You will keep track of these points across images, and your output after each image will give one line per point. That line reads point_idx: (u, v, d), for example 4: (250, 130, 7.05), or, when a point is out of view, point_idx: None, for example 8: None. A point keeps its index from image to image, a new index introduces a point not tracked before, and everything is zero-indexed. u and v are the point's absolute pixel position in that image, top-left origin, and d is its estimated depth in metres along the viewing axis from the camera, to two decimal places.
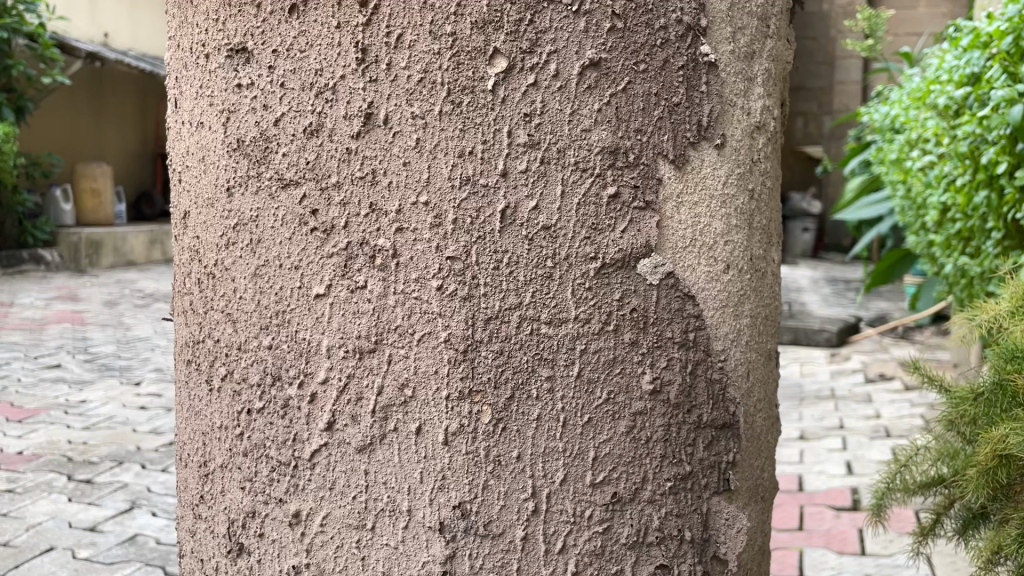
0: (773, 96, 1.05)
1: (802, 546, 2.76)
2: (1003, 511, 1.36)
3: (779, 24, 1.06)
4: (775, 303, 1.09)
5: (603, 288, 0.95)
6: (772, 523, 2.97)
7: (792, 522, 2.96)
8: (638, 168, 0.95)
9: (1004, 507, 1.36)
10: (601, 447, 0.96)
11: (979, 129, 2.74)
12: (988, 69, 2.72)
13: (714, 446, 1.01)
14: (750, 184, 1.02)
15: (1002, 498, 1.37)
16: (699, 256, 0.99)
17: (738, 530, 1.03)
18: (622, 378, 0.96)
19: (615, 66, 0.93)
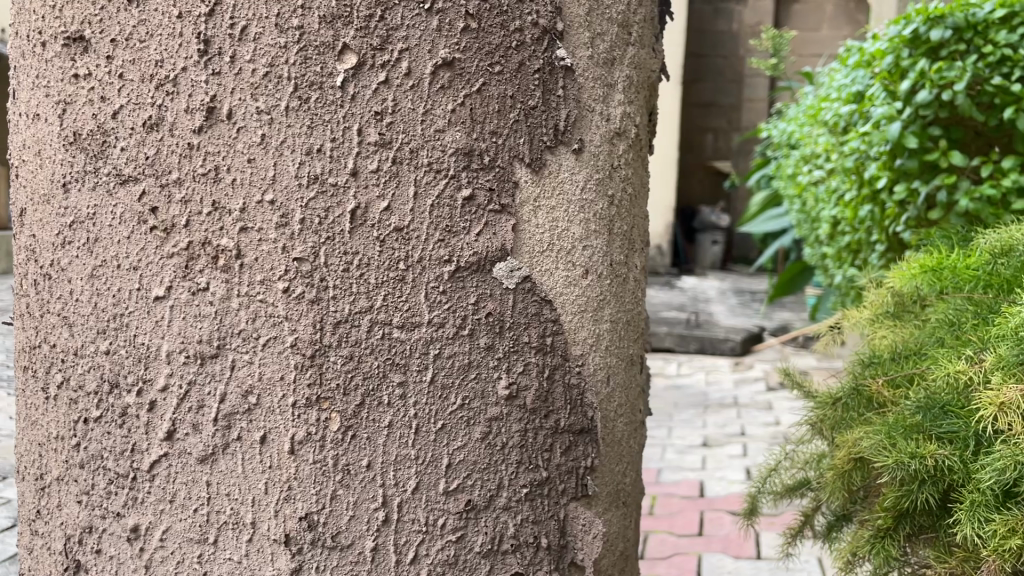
0: (634, 104, 1.07)
1: (700, 551, 2.80)
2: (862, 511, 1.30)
3: (640, 32, 1.07)
4: (636, 308, 1.10)
5: (458, 292, 0.92)
6: (672, 529, 3.01)
7: (693, 528, 3.01)
8: (493, 170, 0.93)
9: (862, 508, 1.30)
10: (455, 454, 0.94)
11: (863, 145, 2.85)
12: (870, 87, 2.82)
13: (571, 452, 1.00)
14: (609, 190, 1.03)
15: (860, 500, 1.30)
16: (556, 260, 0.98)
17: (595, 536, 1.03)
18: (477, 383, 0.94)
19: (469, 66, 0.91)
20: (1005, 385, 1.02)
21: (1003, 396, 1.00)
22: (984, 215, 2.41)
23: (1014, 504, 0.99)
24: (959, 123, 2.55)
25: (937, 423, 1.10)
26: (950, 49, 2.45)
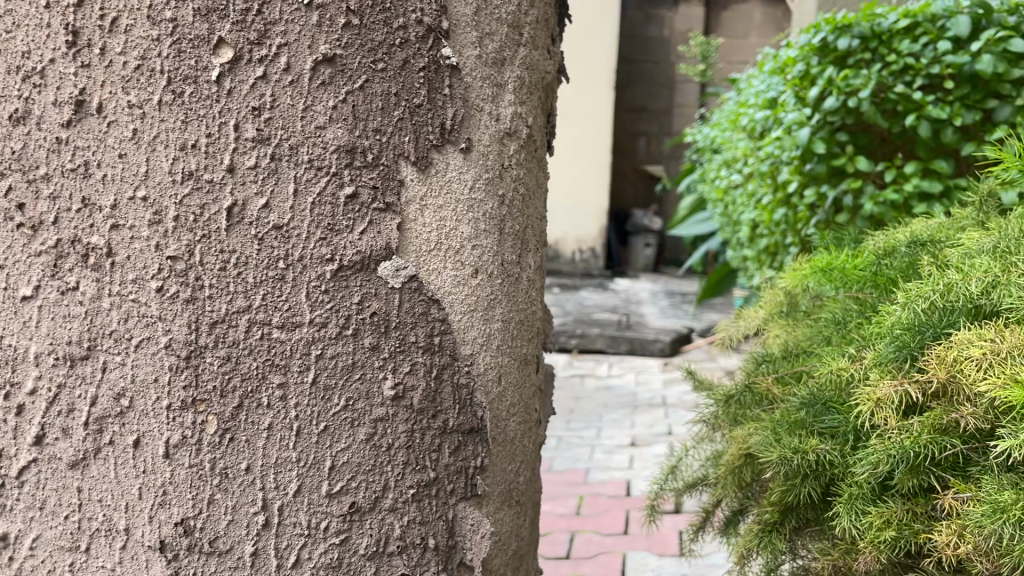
0: (527, 105, 1.07)
1: (625, 550, 2.82)
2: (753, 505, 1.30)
3: (532, 33, 1.07)
4: (530, 308, 1.11)
5: (341, 291, 0.91)
6: (599, 529, 3.03)
7: (619, 527, 3.04)
8: (377, 168, 0.92)
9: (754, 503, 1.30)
10: (339, 456, 0.92)
11: (777, 149, 2.92)
12: (782, 93, 2.90)
13: (460, 452, 1.00)
14: (499, 190, 1.03)
15: (752, 495, 1.30)
16: (444, 259, 0.98)
17: (483, 536, 1.03)
18: (361, 384, 0.93)
19: (351, 63, 0.90)
20: (882, 381, 1.04)
21: (879, 392, 1.02)
22: (888, 219, 2.49)
23: (891, 496, 1.02)
24: (865, 129, 2.63)
25: (819, 419, 1.12)
26: (857, 57, 2.53)
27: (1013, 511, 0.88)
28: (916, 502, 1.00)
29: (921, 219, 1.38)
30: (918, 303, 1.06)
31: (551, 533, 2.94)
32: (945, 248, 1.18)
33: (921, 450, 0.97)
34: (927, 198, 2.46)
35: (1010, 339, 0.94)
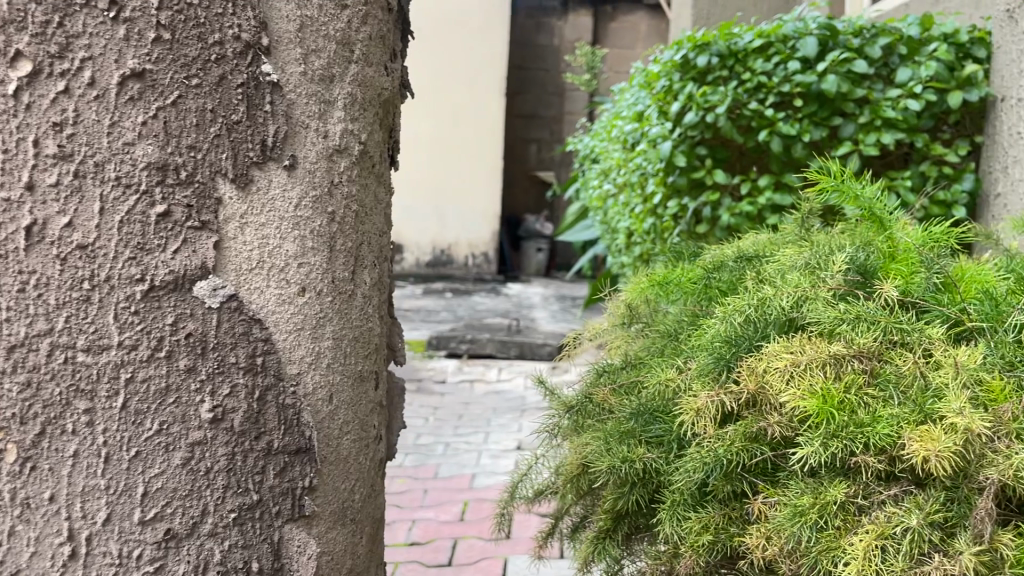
0: (359, 121, 1.06)
1: (505, 555, 2.84)
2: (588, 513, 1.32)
3: (365, 50, 1.07)
4: (366, 325, 1.10)
5: (153, 312, 0.89)
6: (481, 532, 3.04)
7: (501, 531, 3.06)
8: (192, 186, 0.90)
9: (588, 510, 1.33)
10: (152, 482, 0.90)
11: (645, 161, 3.02)
12: (648, 106, 3.00)
13: (286, 473, 0.99)
14: (329, 207, 1.01)
15: (586, 504, 1.32)
16: (267, 278, 0.96)
17: (310, 556, 1.03)
18: (176, 408, 0.90)
19: (162, 78, 0.88)
20: (701, 391, 1.09)
21: (698, 401, 1.07)
22: (743, 229, 2.61)
23: (708, 502, 1.07)
24: (723, 143, 2.75)
25: (647, 427, 1.17)
26: (715, 74, 2.65)
27: (810, 514, 0.93)
28: (731, 506, 1.05)
29: (751, 235, 1.45)
30: (734, 317, 1.13)
31: (434, 540, 2.93)
32: (765, 264, 1.25)
33: (733, 457, 1.01)
34: (779, 210, 2.59)
35: (809, 351, 1.00)
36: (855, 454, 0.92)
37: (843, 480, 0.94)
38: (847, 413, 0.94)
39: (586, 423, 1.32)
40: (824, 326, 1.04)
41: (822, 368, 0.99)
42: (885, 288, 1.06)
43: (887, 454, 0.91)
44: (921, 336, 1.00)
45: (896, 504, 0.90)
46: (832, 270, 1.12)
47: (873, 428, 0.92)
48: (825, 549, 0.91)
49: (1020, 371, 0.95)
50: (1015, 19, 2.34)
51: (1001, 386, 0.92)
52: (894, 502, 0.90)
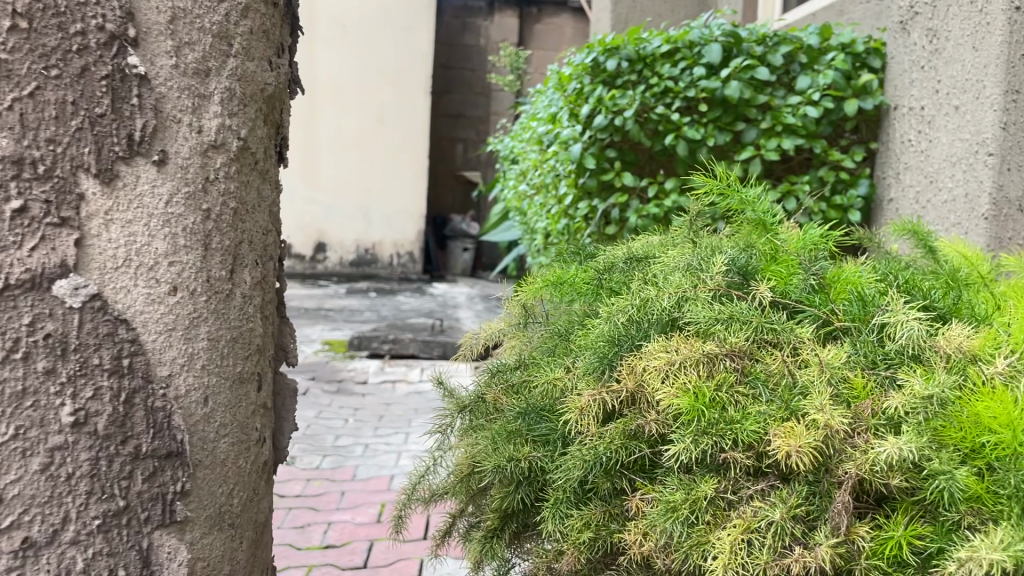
0: (239, 116, 1.03)
1: (422, 555, 2.82)
2: (477, 516, 1.31)
3: (246, 44, 1.04)
4: (247, 325, 1.07)
5: (8, 312, 0.85)
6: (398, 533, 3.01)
7: (419, 531, 3.04)
8: (50, 181, 0.88)
9: (477, 514, 1.31)
10: (8, 489, 0.86)
11: (559, 162, 3.04)
12: (561, 108, 3.02)
13: (156, 478, 0.96)
14: (204, 204, 0.99)
15: (477, 507, 1.30)
16: (134, 277, 0.93)
17: (180, 563, 0.99)
18: (34, 412, 0.87)
19: (18, 69, 0.85)
20: (585, 390, 1.10)
21: (581, 400, 1.08)
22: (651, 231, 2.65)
23: (590, 499, 1.07)
24: (633, 147, 2.79)
25: (533, 426, 1.17)
26: (625, 78, 2.69)
27: (682, 509, 0.94)
28: (612, 503, 1.06)
29: (643, 237, 1.47)
30: (618, 317, 1.15)
31: (351, 541, 2.89)
32: (651, 265, 1.28)
33: (612, 454, 1.02)
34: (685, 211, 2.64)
35: (684, 350, 1.02)
36: (724, 450, 0.94)
37: (713, 476, 0.96)
38: (718, 410, 0.96)
39: (479, 424, 1.31)
40: (700, 325, 1.06)
41: (696, 366, 1.01)
42: (760, 289, 1.09)
43: (754, 450, 0.94)
44: (790, 335, 1.04)
45: (762, 498, 0.92)
46: (713, 270, 1.15)
47: (741, 424, 0.95)
48: (696, 543, 0.92)
49: (880, 368, 0.98)
50: (907, 30, 2.48)
51: (863, 382, 0.95)
52: (761, 496, 0.93)
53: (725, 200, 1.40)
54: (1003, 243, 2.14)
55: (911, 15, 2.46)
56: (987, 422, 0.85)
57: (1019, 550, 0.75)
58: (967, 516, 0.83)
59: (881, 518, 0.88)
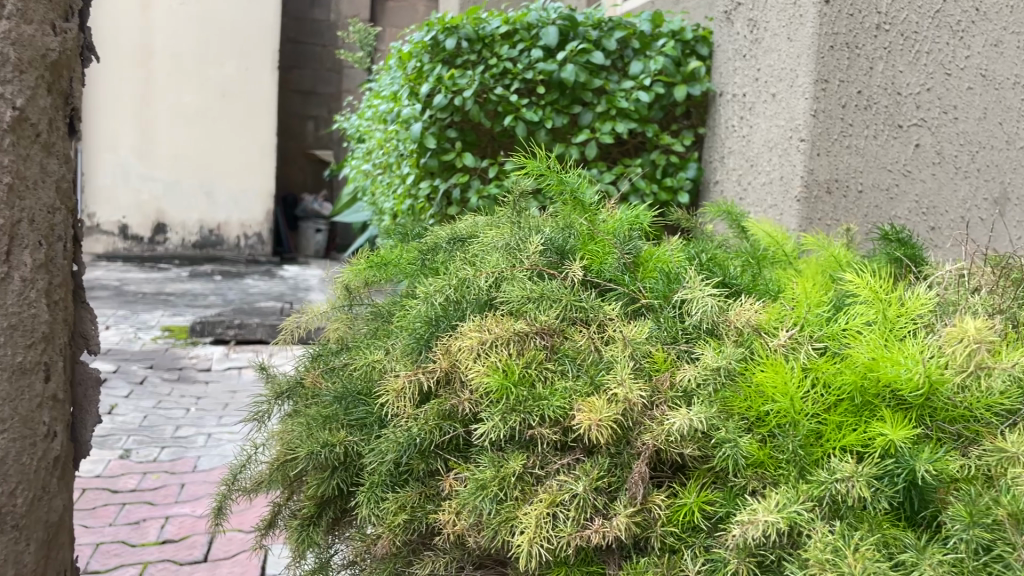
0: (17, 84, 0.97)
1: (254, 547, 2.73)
2: (292, 506, 1.26)
3: (23, 6, 0.97)
4: (32, 312, 1.00)
5: None
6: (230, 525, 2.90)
7: (251, 523, 2.94)
8: None
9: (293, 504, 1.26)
10: None
11: (399, 141, 2.98)
12: (400, 86, 2.95)
13: None
14: None
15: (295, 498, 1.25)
16: None
17: None
18: None
19: None
20: (401, 373, 1.07)
21: (398, 382, 1.05)
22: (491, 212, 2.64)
23: (405, 482, 1.05)
24: (473, 128, 2.76)
25: (350, 411, 1.14)
26: (464, 57, 2.67)
27: (491, 487, 0.94)
28: (428, 486, 1.04)
29: (469, 218, 1.45)
30: (435, 298, 1.13)
31: (190, 535, 2.76)
32: (471, 245, 1.27)
33: (426, 435, 1.01)
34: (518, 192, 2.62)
35: (495, 328, 1.02)
36: (532, 427, 0.95)
37: (522, 452, 0.96)
38: (526, 387, 0.97)
39: (296, 411, 1.25)
40: (513, 304, 1.07)
41: (507, 345, 1.01)
42: (573, 269, 1.11)
43: (561, 426, 0.95)
44: (598, 312, 1.06)
45: (568, 472, 0.94)
46: (529, 251, 1.16)
47: (548, 401, 0.96)
48: (505, 519, 0.92)
49: (680, 343, 1.02)
50: (731, 20, 2.60)
51: (664, 356, 0.99)
52: (566, 470, 0.94)
53: (546, 180, 1.41)
54: (812, 223, 2.28)
55: (734, 6, 2.58)
56: (769, 391, 0.90)
57: (791, 511, 0.80)
58: (751, 480, 0.87)
59: (677, 486, 0.92)
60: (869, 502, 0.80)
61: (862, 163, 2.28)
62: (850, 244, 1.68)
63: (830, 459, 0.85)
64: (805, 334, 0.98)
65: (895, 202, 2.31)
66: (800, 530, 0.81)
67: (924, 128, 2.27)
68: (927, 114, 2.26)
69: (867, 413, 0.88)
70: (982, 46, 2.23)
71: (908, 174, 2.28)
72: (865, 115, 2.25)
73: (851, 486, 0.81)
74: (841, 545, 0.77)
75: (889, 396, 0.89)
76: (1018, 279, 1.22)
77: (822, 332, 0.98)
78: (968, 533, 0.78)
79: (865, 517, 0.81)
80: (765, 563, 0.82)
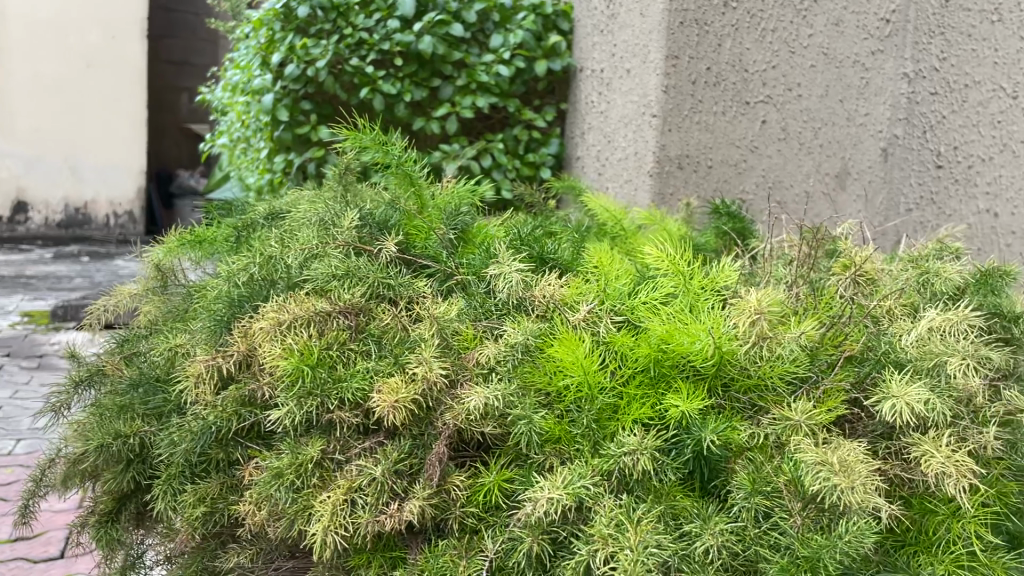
0: None
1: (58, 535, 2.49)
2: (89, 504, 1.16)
3: None
4: None
5: None
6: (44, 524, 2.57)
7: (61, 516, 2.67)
8: None
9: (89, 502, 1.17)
10: None
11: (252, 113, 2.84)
12: (251, 55, 2.79)
13: None
14: None
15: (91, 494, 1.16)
16: None
17: None
18: None
19: None
20: (200, 358, 1.01)
21: (195, 367, 0.99)
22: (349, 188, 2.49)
23: (206, 473, 0.99)
24: (330, 101, 2.62)
25: (147, 400, 1.08)
26: (318, 27, 2.54)
27: (288, 474, 0.89)
28: (230, 476, 0.99)
29: (290, 192, 1.37)
30: (239, 276, 1.08)
31: (45, 530, 2.52)
32: (284, 221, 1.21)
33: (224, 422, 0.96)
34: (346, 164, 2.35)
35: (295, 307, 0.97)
36: (331, 410, 0.91)
37: (321, 437, 0.92)
38: (326, 369, 0.92)
39: (95, 402, 1.16)
40: (318, 282, 1.02)
41: (307, 326, 0.96)
42: (387, 244, 1.06)
43: (362, 408, 0.92)
44: (408, 289, 1.03)
45: (368, 456, 0.90)
46: (343, 225, 1.11)
47: (348, 382, 0.92)
48: (302, 508, 0.88)
49: (491, 318, 1.00)
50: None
51: (472, 334, 0.97)
52: (367, 455, 0.91)
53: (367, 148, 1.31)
54: (665, 199, 2.14)
55: None
56: (567, 366, 0.89)
57: (577, 487, 0.80)
58: (550, 457, 0.86)
59: (479, 465, 0.90)
60: (651, 474, 0.81)
61: (711, 140, 2.16)
62: (689, 219, 1.71)
63: (621, 433, 0.85)
64: (606, 308, 0.97)
65: (744, 177, 2.21)
66: (588, 505, 0.81)
67: (770, 105, 2.18)
68: (773, 91, 2.17)
69: (663, 385, 0.89)
70: (824, 25, 2.16)
71: (755, 150, 2.20)
72: (714, 92, 2.12)
73: (637, 460, 0.81)
74: (626, 520, 0.78)
75: (684, 367, 0.90)
76: (827, 250, 1.24)
77: (623, 305, 0.98)
78: (749, 501, 0.79)
79: (653, 488, 0.82)
80: (558, 539, 0.81)
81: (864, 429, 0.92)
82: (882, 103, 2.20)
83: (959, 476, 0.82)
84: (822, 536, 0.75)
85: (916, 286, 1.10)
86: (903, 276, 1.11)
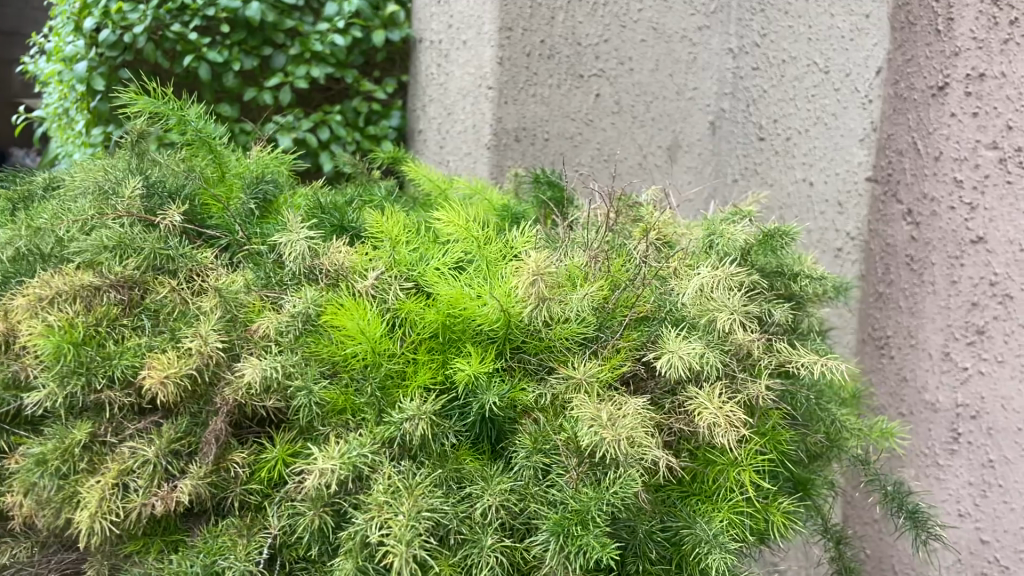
0: None
1: None
2: None
3: None
4: None
5: None
6: None
7: None
8: None
9: None
10: None
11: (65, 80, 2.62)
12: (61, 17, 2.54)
13: None
14: None
15: None
16: None
17: None
18: None
19: None
20: None
21: None
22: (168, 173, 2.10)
23: None
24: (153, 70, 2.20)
25: None
26: None
27: (51, 461, 0.82)
28: None
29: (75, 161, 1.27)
30: (3, 252, 0.99)
31: None
32: (64, 195, 1.12)
33: None
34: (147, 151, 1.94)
35: (59, 282, 0.90)
36: (99, 389, 0.85)
37: (87, 420, 0.86)
38: (94, 347, 0.87)
39: None
40: (87, 256, 0.95)
41: (73, 302, 0.90)
42: (169, 214, 1.00)
43: (134, 386, 0.86)
44: (191, 260, 0.97)
45: (141, 436, 0.85)
46: (123, 196, 1.03)
47: (118, 359, 0.86)
48: (69, 495, 0.82)
49: (281, 288, 0.97)
50: None
51: (259, 305, 0.93)
52: (140, 435, 0.85)
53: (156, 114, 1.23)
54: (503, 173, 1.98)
55: None
56: (348, 338, 0.86)
57: (353, 456, 0.77)
58: (335, 427, 0.84)
59: (264, 440, 0.87)
60: (430, 438, 0.80)
61: (545, 112, 2.01)
62: (516, 189, 1.71)
63: (404, 399, 0.84)
64: (394, 274, 0.96)
65: (579, 150, 2.08)
66: (366, 473, 0.79)
67: (603, 78, 2.06)
68: (606, 64, 2.05)
69: (454, 349, 0.89)
70: None
71: (590, 123, 2.06)
72: (548, 64, 1.98)
73: (417, 425, 0.79)
74: (404, 488, 0.76)
75: (472, 330, 0.90)
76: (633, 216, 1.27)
77: (413, 272, 0.97)
78: (529, 460, 0.80)
79: (434, 453, 0.82)
80: (341, 511, 0.79)
81: (652, 385, 0.94)
82: (709, 77, 2.21)
83: (728, 425, 0.85)
84: (592, 489, 0.77)
85: (704, 248, 1.14)
86: (692, 239, 1.16)
